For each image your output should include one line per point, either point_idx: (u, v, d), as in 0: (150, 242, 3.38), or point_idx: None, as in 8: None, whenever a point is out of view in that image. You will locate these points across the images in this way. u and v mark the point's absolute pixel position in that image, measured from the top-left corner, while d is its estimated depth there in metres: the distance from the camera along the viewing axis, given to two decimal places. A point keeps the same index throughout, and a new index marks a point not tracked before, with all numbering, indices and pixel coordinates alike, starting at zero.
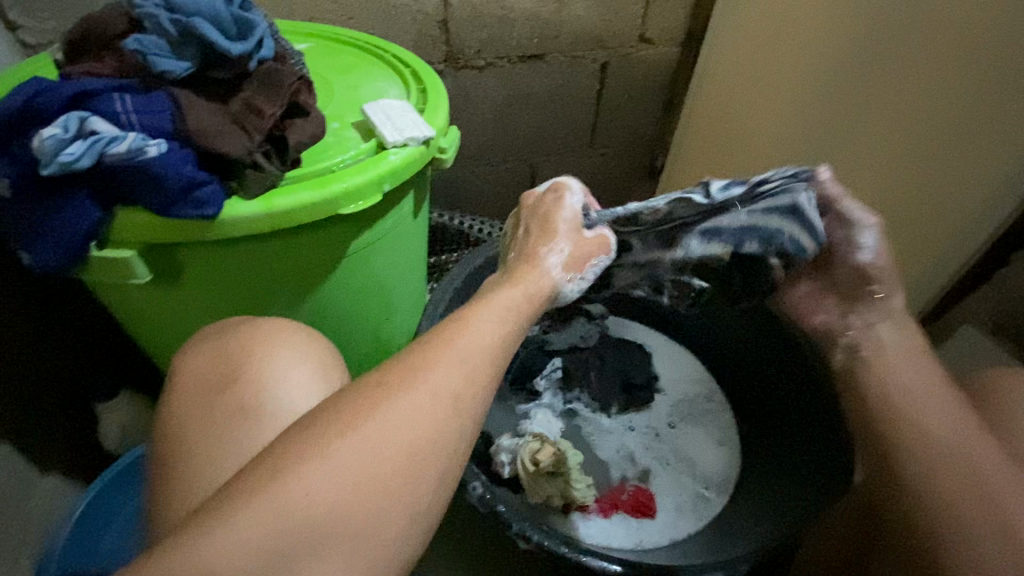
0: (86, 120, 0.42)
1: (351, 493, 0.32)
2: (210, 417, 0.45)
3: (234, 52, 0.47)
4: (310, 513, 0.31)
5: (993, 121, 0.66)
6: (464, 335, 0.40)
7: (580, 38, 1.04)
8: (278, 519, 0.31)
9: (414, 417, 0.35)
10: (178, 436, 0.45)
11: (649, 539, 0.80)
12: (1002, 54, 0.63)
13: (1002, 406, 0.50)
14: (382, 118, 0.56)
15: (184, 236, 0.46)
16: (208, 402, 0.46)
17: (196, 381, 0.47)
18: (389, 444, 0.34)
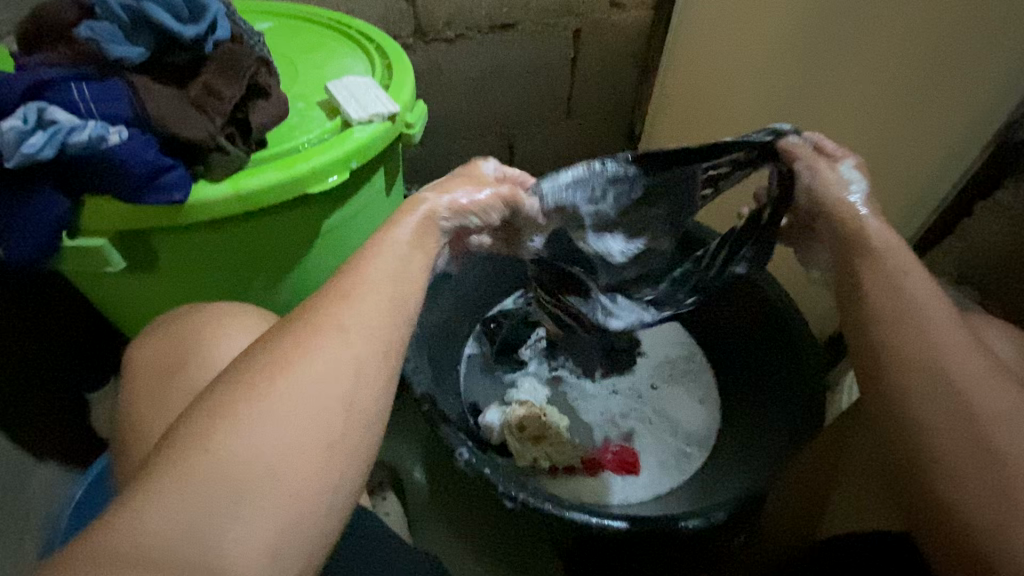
0: (44, 110, 0.42)
1: (327, 448, 0.33)
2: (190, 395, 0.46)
3: (187, 34, 0.46)
4: (265, 480, 0.31)
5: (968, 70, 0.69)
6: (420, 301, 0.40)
7: (552, 6, 1.04)
8: (231, 485, 0.30)
9: (377, 377, 0.36)
10: (154, 410, 0.46)
11: (634, 494, 0.84)
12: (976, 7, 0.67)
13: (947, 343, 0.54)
14: (346, 95, 0.56)
15: (153, 222, 0.46)
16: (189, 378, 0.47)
17: (170, 357, 0.48)
18: (356, 406, 0.35)
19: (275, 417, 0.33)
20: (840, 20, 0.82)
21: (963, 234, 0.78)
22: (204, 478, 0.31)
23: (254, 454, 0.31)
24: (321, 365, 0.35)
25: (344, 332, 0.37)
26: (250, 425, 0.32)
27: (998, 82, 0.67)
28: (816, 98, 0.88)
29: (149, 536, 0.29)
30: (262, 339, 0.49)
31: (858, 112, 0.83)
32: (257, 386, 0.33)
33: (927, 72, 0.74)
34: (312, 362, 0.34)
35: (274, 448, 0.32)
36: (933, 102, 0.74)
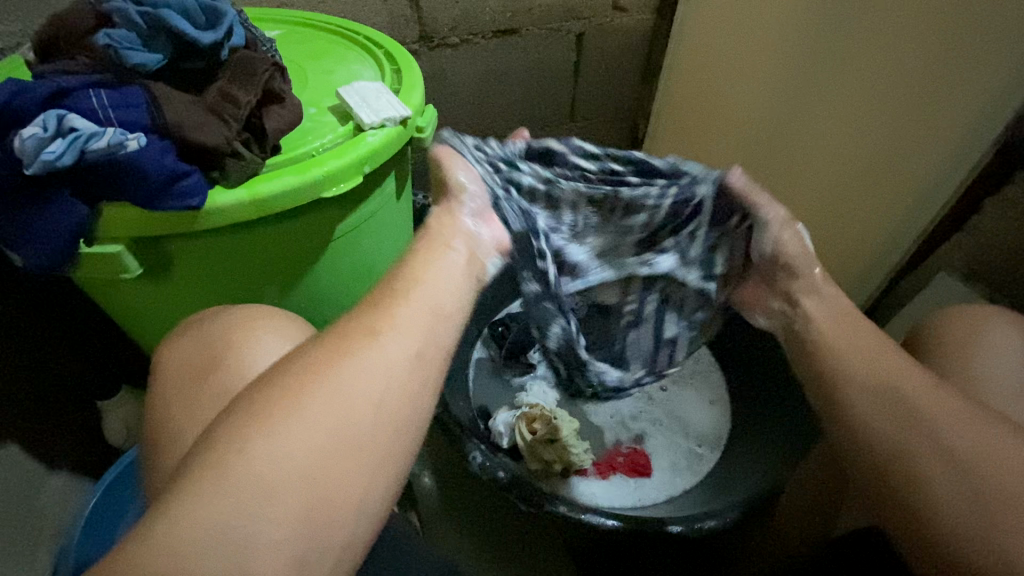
0: (64, 117, 0.41)
1: (354, 450, 0.33)
2: (208, 399, 0.46)
3: (204, 41, 0.46)
4: (290, 482, 0.31)
5: (976, 67, 0.70)
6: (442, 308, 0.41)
7: (554, 9, 1.05)
8: (259, 488, 0.31)
9: (401, 380, 0.36)
10: (177, 413, 0.47)
11: (647, 496, 0.84)
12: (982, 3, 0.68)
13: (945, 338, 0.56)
14: (358, 100, 0.57)
15: (172, 228, 0.46)
16: (207, 382, 0.47)
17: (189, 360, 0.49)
18: (385, 407, 0.35)
19: (304, 418, 0.33)
20: (843, 19, 0.83)
21: (973, 228, 0.80)
22: (236, 478, 0.31)
23: (280, 458, 0.32)
24: (351, 369, 0.35)
25: (371, 336, 0.37)
26: (281, 429, 0.32)
27: (998, 77, 0.68)
28: (819, 97, 0.89)
29: (187, 536, 0.29)
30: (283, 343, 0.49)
31: (861, 110, 0.83)
32: (293, 392, 0.34)
33: (928, 69, 0.75)
34: (356, 372, 0.35)
35: (303, 449, 0.32)
36: (934, 99, 0.75)
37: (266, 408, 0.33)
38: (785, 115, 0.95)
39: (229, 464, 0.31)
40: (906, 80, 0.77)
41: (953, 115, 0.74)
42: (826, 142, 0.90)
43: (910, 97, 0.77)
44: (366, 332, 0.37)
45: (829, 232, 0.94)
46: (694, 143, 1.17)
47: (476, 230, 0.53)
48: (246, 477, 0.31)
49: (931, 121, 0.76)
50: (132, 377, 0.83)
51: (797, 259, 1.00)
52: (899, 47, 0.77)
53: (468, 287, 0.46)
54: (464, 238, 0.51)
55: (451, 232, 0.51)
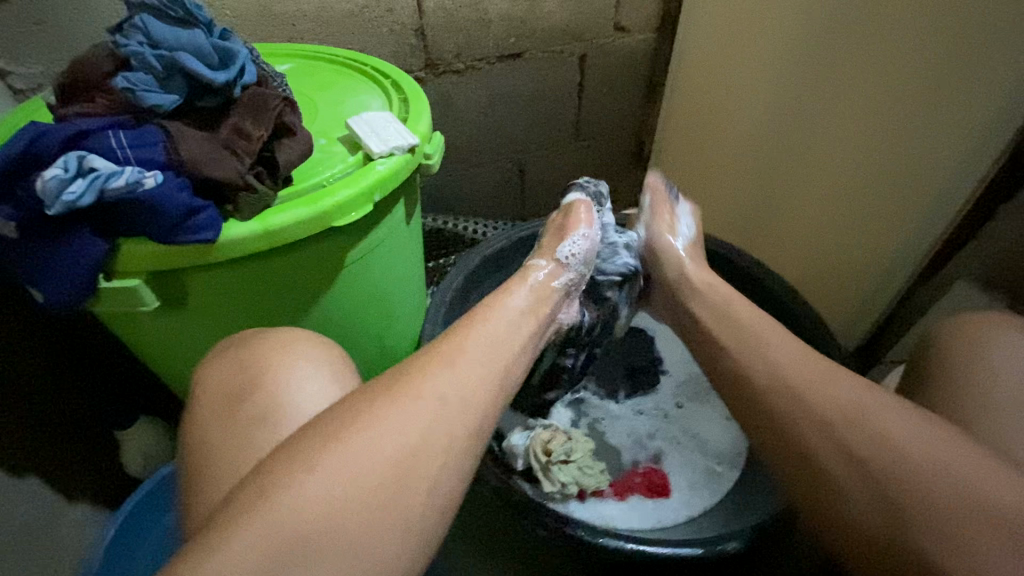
0: (84, 158, 0.43)
1: (371, 495, 0.37)
2: (228, 428, 0.47)
3: (217, 81, 0.47)
4: (307, 523, 0.35)
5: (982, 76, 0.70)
6: (471, 363, 0.45)
7: (556, 33, 1.07)
8: (273, 529, 0.34)
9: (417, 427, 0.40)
10: (208, 443, 0.47)
11: (667, 516, 0.83)
12: (983, 15, 0.68)
13: None
14: (367, 130, 0.58)
15: (188, 261, 0.47)
16: (225, 413, 0.48)
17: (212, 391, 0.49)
18: (396, 454, 0.38)
19: (318, 465, 0.37)
20: (844, 32, 0.83)
21: (987, 235, 0.79)
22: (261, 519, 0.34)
23: (331, 492, 0.36)
24: (380, 422, 0.39)
25: (404, 390, 0.41)
26: (330, 471, 0.37)
27: (1004, 85, 0.68)
28: (824, 109, 0.89)
29: None
30: (306, 372, 0.50)
31: (867, 121, 0.84)
32: (349, 431, 0.38)
33: (931, 79, 0.75)
34: (382, 423, 0.39)
35: (322, 489, 0.36)
36: (940, 108, 0.75)
37: (319, 455, 0.38)
38: (790, 129, 0.96)
39: (286, 500, 0.36)
40: (911, 91, 0.77)
41: (959, 125, 0.73)
42: (833, 155, 0.90)
43: (916, 108, 0.77)
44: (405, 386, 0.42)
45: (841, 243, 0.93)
46: (700, 158, 1.18)
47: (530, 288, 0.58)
48: (293, 516, 0.35)
49: (938, 131, 0.76)
50: (150, 407, 0.84)
51: (811, 271, 1.00)
52: (903, 57, 0.77)
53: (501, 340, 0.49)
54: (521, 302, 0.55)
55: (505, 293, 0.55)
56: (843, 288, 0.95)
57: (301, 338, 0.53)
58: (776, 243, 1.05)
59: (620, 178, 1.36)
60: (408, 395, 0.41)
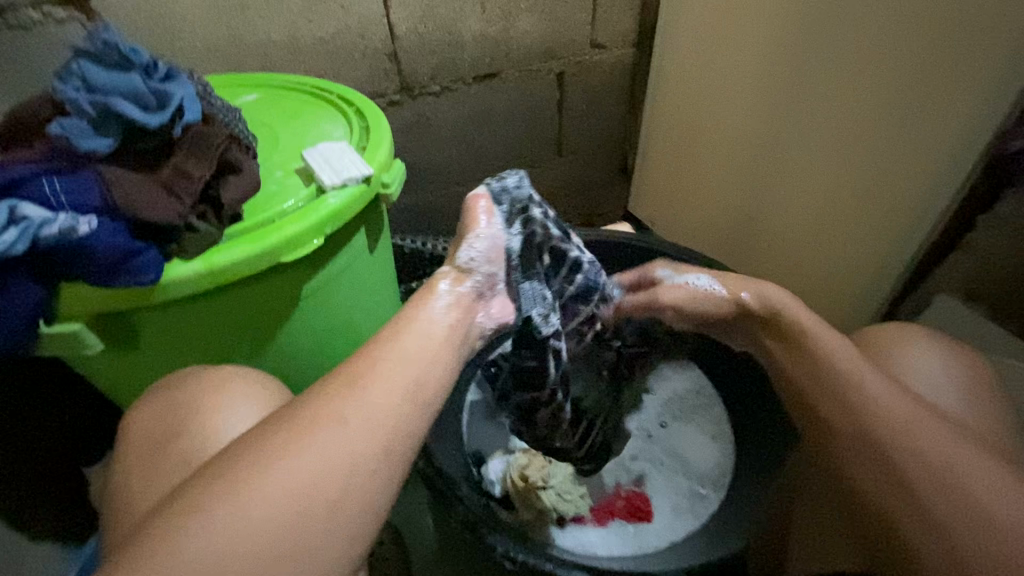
0: (16, 207, 0.43)
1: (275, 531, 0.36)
2: (169, 466, 0.47)
3: (152, 123, 0.47)
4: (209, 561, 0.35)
5: (960, 89, 0.68)
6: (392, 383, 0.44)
7: (532, 52, 1.07)
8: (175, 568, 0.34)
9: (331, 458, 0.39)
10: (146, 482, 0.47)
11: (646, 542, 0.81)
12: (958, 29, 0.66)
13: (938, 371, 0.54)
14: (321, 162, 0.58)
15: (130, 302, 0.47)
16: (167, 450, 0.48)
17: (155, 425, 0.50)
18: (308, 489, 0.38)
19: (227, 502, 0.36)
20: (818, 45, 0.82)
21: (970, 247, 0.78)
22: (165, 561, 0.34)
23: (235, 528, 0.36)
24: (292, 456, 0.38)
25: (321, 419, 0.40)
26: (243, 510, 0.37)
27: (978, 99, 0.67)
28: (800, 123, 0.88)
29: None
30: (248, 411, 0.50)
31: (844, 134, 0.82)
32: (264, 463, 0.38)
33: (906, 92, 0.73)
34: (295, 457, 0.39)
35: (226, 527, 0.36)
36: (915, 122, 0.74)
37: (231, 492, 0.37)
38: (769, 143, 0.94)
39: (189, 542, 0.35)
40: (886, 103, 0.76)
41: (935, 138, 0.72)
42: (811, 168, 0.88)
43: (892, 121, 0.76)
44: (321, 416, 0.41)
45: (821, 255, 0.92)
46: (681, 171, 1.17)
47: (461, 281, 0.56)
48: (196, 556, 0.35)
49: (915, 144, 0.75)
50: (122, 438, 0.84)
51: (794, 285, 0.98)
52: (878, 71, 0.75)
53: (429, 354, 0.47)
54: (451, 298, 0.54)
55: (434, 283, 0.54)
56: (824, 301, 0.94)
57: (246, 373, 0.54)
58: (758, 256, 1.04)
59: (605, 192, 1.35)
60: (319, 427, 0.40)
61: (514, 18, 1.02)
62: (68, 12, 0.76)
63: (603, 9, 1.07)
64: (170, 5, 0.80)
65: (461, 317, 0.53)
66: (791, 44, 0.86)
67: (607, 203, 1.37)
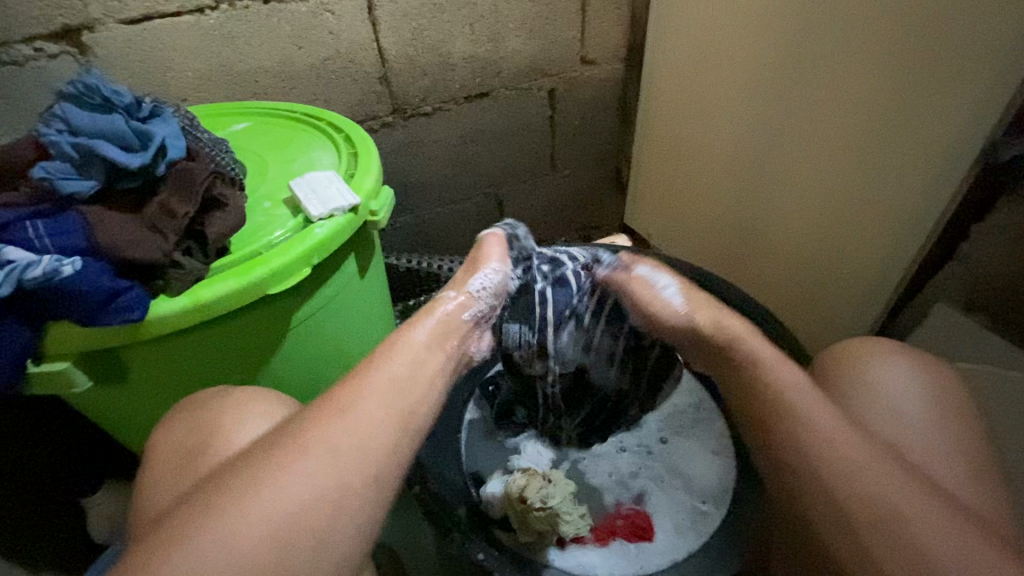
0: (1, 252, 0.43)
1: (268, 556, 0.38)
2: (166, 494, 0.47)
3: (134, 164, 0.48)
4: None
5: (945, 99, 0.68)
6: (380, 403, 0.46)
7: (521, 70, 1.08)
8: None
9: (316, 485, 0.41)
10: (150, 508, 0.47)
11: (650, 562, 0.79)
12: (940, 39, 0.66)
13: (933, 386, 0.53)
14: (308, 192, 0.58)
15: (115, 340, 0.47)
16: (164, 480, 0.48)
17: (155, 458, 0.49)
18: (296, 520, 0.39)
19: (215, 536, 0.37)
20: (805, 58, 0.82)
21: (964, 258, 0.79)
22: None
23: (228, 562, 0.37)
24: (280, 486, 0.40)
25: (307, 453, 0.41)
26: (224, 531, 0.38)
27: (965, 109, 0.67)
28: (791, 134, 0.88)
29: None
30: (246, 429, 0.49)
31: (834, 146, 0.82)
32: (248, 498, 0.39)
33: (894, 102, 0.73)
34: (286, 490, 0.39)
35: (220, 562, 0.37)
36: (905, 133, 0.73)
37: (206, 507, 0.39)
38: (761, 155, 0.94)
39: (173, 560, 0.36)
40: (875, 115, 0.76)
41: (926, 148, 0.72)
42: (804, 179, 0.88)
43: (882, 132, 0.76)
44: (302, 442, 0.43)
45: (817, 266, 0.92)
46: (675, 183, 1.17)
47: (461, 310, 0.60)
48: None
49: (905, 154, 0.74)
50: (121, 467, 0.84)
51: (792, 295, 0.98)
52: (865, 82, 0.75)
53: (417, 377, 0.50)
54: (451, 326, 0.57)
55: (434, 308, 0.58)
56: (822, 311, 0.94)
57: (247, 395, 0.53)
58: (754, 267, 1.03)
59: (600, 206, 1.35)
60: (303, 454, 0.42)
61: (503, 38, 1.03)
62: (59, 46, 0.78)
63: (592, 25, 1.08)
64: (161, 38, 0.82)
65: (455, 338, 0.57)
66: (778, 57, 0.86)
67: (603, 216, 1.37)
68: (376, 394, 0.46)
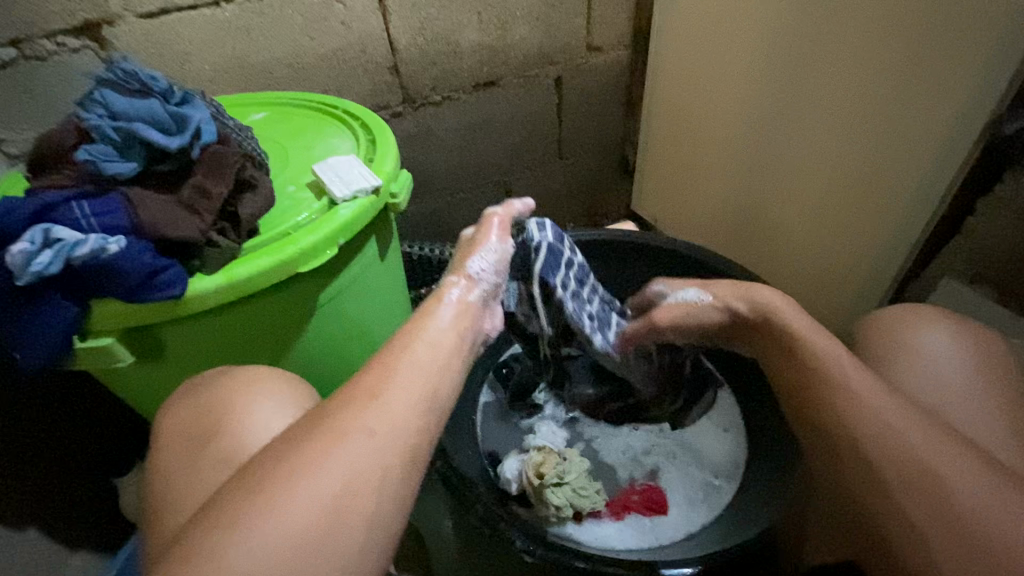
0: (50, 230, 0.45)
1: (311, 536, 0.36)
2: (201, 467, 0.48)
3: (171, 146, 0.50)
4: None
5: (948, 74, 0.70)
6: (411, 372, 0.45)
7: (528, 58, 1.09)
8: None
9: (354, 459, 0.39)
10: (186, 482, 0.48)
11: (665, 535, 0.82)
12: (944, 15, 0.68)
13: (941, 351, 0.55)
14: (331, 175, 0.60)
15: (156, 316, 0.49)
16: (199, 454, 0.49)
17: (187, 431, 0.51)
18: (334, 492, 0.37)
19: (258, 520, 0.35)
20: (810, 39, 0.83)
21: (972, 233, 0.80)
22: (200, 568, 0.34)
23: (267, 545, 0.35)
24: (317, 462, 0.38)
25: (336, 427, 0.40)
26: (276, 523, 0.36)
27: (969, 83, 0.68)
28: (797, 115, 0.89)
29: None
30: (278, 406, 0.52)
31: (841, 125, 0.83)
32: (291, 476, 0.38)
33: (899, 79, 0.74)
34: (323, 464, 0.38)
35: (264, 545, 0.35)
36: (911, 111, 0.75)
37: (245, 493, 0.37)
38: (768, 136, 0.95)
39: (225, 560, 0.34)
40: (880, 91, 0.77)
41: (931, 124, 0.73)
42: (810, 159, 0.90)
43: (887, 109, 0.77)
44: (338, 424, 0.41)
45: (823, 244, 0.93)
46: (682, 168, 1.18)
47: (462, 294, 0.58)
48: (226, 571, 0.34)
49: (911, 130, 0.75)
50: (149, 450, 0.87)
51: (798, 274, 1.00)
52: (871, 61, 0.76)
53: (439, 351, 0.49)
54: (457, 307, 0.56)
55: (441, 294, 0.58)
56: (830, 289, 0.95)
57: (271, 372, 0.56)
58: (761, 249, 1.05)
59: (608, 193, 1.37)
60: (345, 430, 0.40)
61: (510, 26, 1.04)
62: (80, 41, 0.80)
63: (598, 12, 1.09)
64: (179, 31, 0.83)
65: (467, 322, 0.55)
66: (783, 38, 0.87)
67: (611, 203, 1.38)
68: (406, 377, 0.45)
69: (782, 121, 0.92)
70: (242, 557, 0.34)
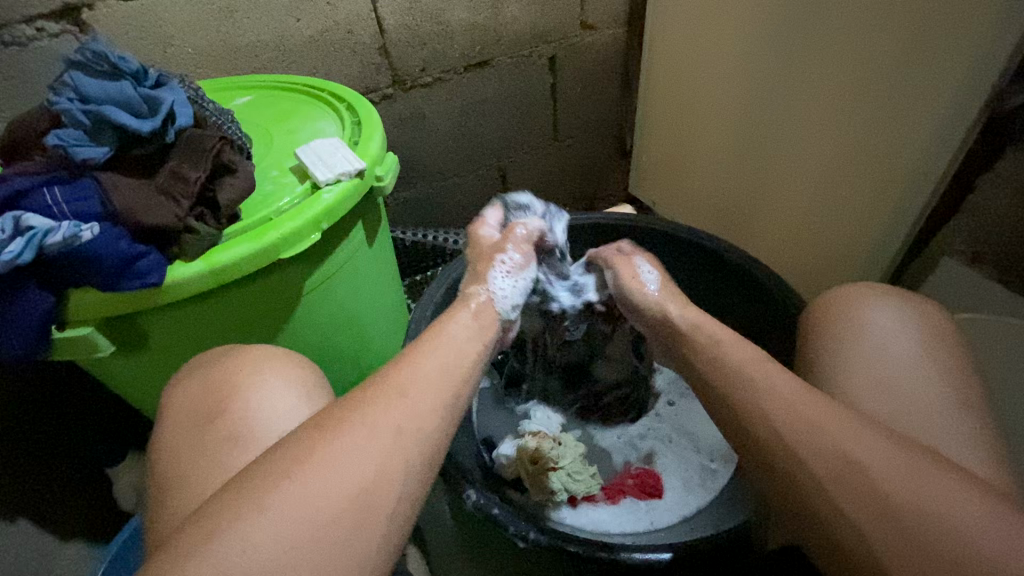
0: (20, 218, 0.45)
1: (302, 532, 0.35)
2: (190, 454, 0.47)
3: (144, 130, 0.49)
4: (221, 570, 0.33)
5: (949, 46, 0.67)
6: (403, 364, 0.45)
7: (521, 37, 1.07)
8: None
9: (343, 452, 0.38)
10: (171, 469, 0.47)
11: (661, 519, 0.81)
12: None
13: (940, 332, 0.53)
14: (314, 158, 0.58)
15: (135, 304, 0.49)
16: (187, 438, 0.48)
17: (176, 414, 0.50)
18: (322, 484, 0.37)
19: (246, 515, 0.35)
20: (807, 12, 0.81)
21: (971, 209, 0.78)
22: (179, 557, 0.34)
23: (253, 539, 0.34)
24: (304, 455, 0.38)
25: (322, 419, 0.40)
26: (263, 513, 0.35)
27: (970, 55, 0.66)
28: (796, 93, 0.87)
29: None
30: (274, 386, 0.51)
31: (839, 102, 0.81)
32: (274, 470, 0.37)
33: (899, 52, 0.72)
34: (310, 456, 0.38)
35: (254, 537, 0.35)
36: (911, 85, 0.72)
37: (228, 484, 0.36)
38: (766, 115, 0.93)
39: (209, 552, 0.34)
40: (879, 65, 0.75)
41: (931, 98, 0.71)
42: (809, 138, 0.88)
43: (886, 84, 0.75)
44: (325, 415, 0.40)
45: (822, 225, 0.91)
46: (679, 149, 1.16)
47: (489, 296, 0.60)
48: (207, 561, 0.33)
49: (911, 106, 0.73)
50: (142, 441, 0.86)
51: (797, 255, 0.98)
52: (870, 34, 0.74)
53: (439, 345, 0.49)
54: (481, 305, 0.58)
55: (467, 300, 0.58)
56: (828, 270, 0.94)
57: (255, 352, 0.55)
58: (760, 231, 1.03)
59: (605, 175, 1.35)
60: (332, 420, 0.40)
61: (501, 3, 1.02)
62: (62, 25, 0.78)
63: None
64: (161, 14, 0.81)
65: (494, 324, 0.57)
66: (780, 12, 0.84)
67: (608, 185, 1.36)
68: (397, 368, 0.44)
69: (781, 99, 0.89)
70: (239, 542, 0.34)
